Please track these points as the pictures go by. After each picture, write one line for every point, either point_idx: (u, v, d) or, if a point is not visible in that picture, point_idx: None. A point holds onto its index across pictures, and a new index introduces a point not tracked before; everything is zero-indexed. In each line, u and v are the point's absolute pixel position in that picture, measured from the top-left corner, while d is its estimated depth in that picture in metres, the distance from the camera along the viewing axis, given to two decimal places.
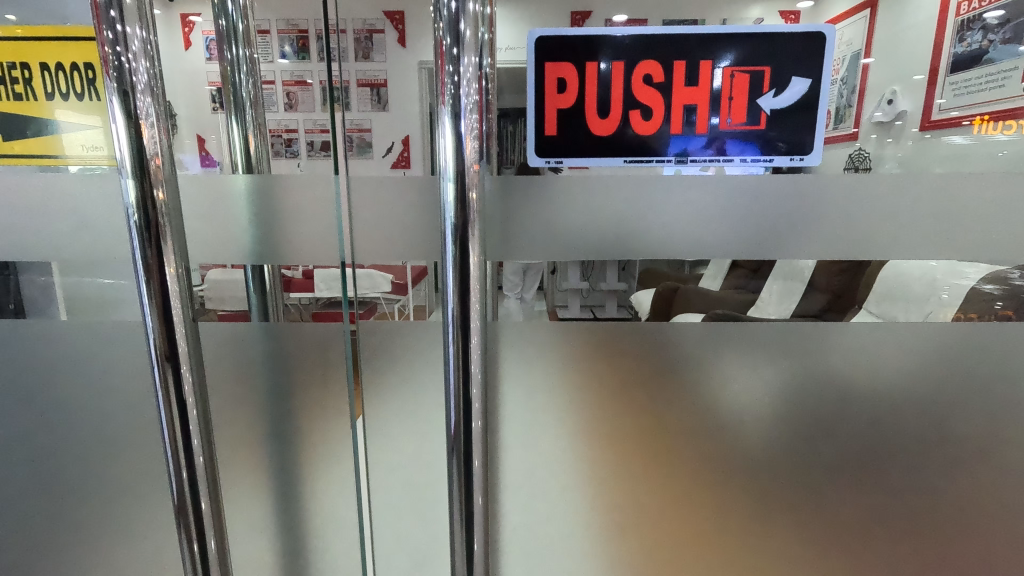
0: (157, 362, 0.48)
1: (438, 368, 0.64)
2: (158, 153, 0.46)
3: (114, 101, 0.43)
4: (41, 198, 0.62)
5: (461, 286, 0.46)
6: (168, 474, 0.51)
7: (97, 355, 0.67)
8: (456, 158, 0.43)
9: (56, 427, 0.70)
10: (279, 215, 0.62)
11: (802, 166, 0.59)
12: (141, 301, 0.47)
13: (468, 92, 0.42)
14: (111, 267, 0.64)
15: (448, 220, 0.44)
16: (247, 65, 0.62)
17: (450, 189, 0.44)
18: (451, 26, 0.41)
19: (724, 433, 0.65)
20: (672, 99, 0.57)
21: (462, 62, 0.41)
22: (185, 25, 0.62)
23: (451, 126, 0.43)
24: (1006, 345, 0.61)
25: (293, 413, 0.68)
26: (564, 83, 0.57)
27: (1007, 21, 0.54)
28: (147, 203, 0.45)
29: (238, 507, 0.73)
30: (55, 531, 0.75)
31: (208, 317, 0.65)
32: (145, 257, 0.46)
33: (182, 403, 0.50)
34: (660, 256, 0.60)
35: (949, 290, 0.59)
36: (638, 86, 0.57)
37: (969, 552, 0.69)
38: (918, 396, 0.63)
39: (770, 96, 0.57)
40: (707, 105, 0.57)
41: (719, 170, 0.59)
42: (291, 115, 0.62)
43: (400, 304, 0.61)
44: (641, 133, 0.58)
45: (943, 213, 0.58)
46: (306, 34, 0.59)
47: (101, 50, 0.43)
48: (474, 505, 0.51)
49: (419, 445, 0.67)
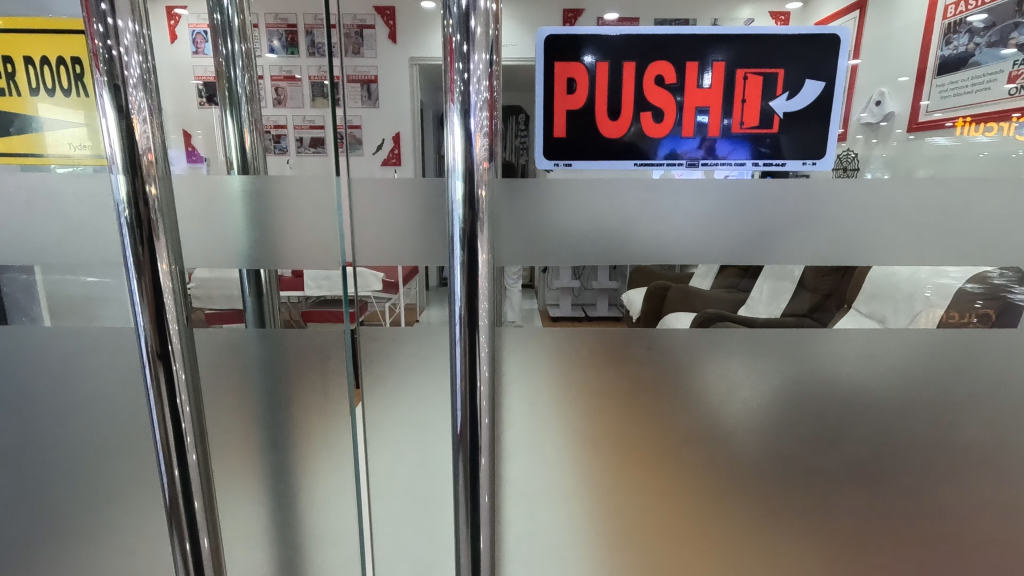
0: (149, 361, 0.47)
1: (432, 367, 0.63)
2: (150, 148, 0.45)
3: (103, 95, 0.42)
4: (24, 196, 0.60)
5: (470, 287, 0.45)
6: (160, 473, 0.50)
7: (83, 356, 0.65)
8: (466, 155, 0.42)
9: (42, 430, 0.69)
10: (273, 212, 0.61)
11: (814, 170, 0.59)
12: (132, 299, 0.46)
13: (477, 89, 0.41)
14: (98, 267, 0.62)
15: (456, 219, 0.44)
16: (242, 60, 0.60)
17: (460, 187, 0.43)
18: (461, 23, 0.40)
19: (729, 433, 0.66)
20: (683, 101, 0.57)
21: (472, 59, 0.41)
22: (171, 18, 0.61)
23: (461, 124, 0.42)
24: (994, 341, 0.62)
25: (287, 416, 0.67)
26: (573, 84, 0.57)
27: (992, 25, 0.55)
28: (139, 198, 0.44)
29: (232, 513, 0.71)
30: (42, 538, 0.73)
31: (195, 317, 0.64)
32: (136, 253, 0.45)
33: (174, 402, 0.49)
34: (658, 254, 0.60)
35: (932, 289, 0.60)
36: (650, 87, 0.56)
37: (961, 545, 0.69)
38: (910, 392, 0.64)
39: (783, 99, 0.57)
40: (720, 107, 0.57)
41: (708, 173, 0.59)
42: (280, 111, 0.61)
43: (390, 303, 0.60)
44: (652, 136, 0.58)
45: (932, 214, 0.59)
46: (295, 29, 0.59)
47: (91, 44, 0.42)
48: (480, 503, 0.50)
49: (416, 445, 0.67)
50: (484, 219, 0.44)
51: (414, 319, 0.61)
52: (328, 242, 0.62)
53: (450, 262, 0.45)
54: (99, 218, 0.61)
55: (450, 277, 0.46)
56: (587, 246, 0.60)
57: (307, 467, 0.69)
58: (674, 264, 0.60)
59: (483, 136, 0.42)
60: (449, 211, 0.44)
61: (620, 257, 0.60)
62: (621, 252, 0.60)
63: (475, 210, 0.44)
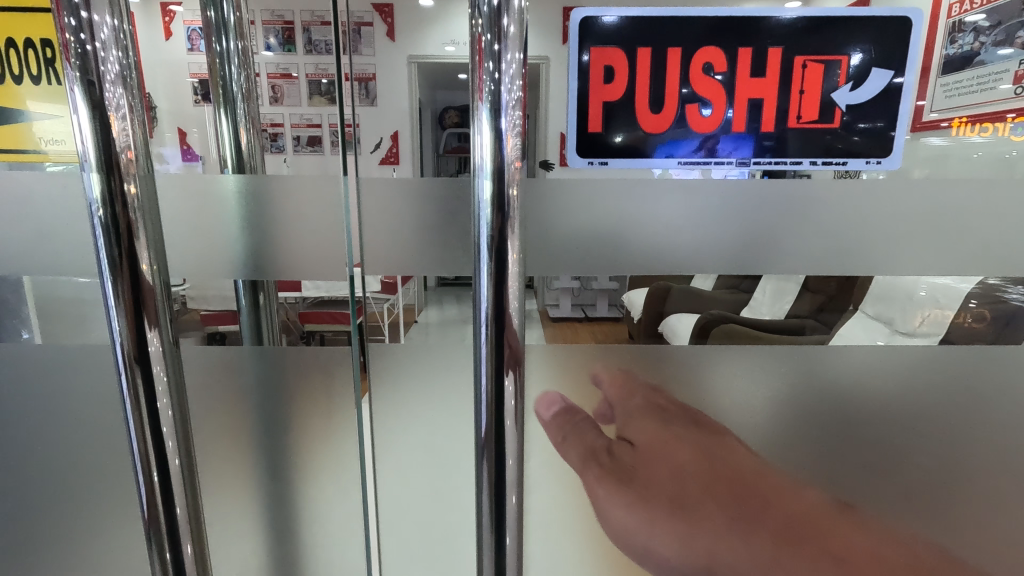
0: (126, 367, 0.46)
1: (435, 373, 0.61)
2: (129, 145, 0.43)
3: (76, 90, 0.40)
4: (14, 195, 0.59)
5: (500, 293, 0.42)
6: (138, 478, 0.48)
7: (74, 359, 0.63)
8: (495, 157, 0.39)
9: (31, 436, 0.66)
10: (271, 212, 0.59)
11: (880, 169, 0.57)
12: (108, 301, 0.44)
13: (509, 89, 0.39)
14: (88, 267, 0.60)
15: (483, 226, 0.41)
16: (239, 57, 0.59)
17: (488, 191, 0.40)
18: (492, 22, 0.38)
19: (752, 433, 0.64)
20: (734, 93, 0.56)
21: (504, 57, 0.38)
22: (164, 13, 0.59)
23: (491, 125, 0.39)
24: (1008, 346, 0.60)
25: (277, 423, 0.65)
26: (612, 74, 0.56)
27: (998, 24, 0.54)
28: (115, 197, 0.42)
29: (222, 522, 0.69)
30: (32, 547, 0.71)
31: (189, 317, 0.62)
32: (112, 255, 0.43)
33: (154, 407, 0.47)
34: (675, 251, 0.59)
35: (926, 287, 0.58)
36: (700, 78, 0.56)
37: (975, 555, 0.68)
38: (924, 399, 0.62)
39: (846, 90, 0.56)
40: (776, 98, 0.56)
41: (705, 172, 0.58)
42: (276, 108, 0.61)
43: (389, 304, 0.58)
44: (699, 130, 0.57)
45: (941, 217, 0.57)
46: (291, 26, 0.58)
47: (62, 37, 0.40)
48: (508, 506, 0.47)
49: (418, 453, 0.64)
50: (512, 226, 0.41)
51: (412, 320, 0.58)
52: (321, 242, 0.60)
53: (479, 268, 0.42)
54: (82, 216, 0.59)
55: (479, 283, 0.42)
56: (584, 246, 0.59)
57: (301, 476, 0.67)
58: (676, 267, 0.59)
59: (513, 137, 0.39)
60: (475, 217, 0.41)
61: (619, 258, 0.59)
62: (619, 252, 0.59)
63: (505, 215, 0.40)
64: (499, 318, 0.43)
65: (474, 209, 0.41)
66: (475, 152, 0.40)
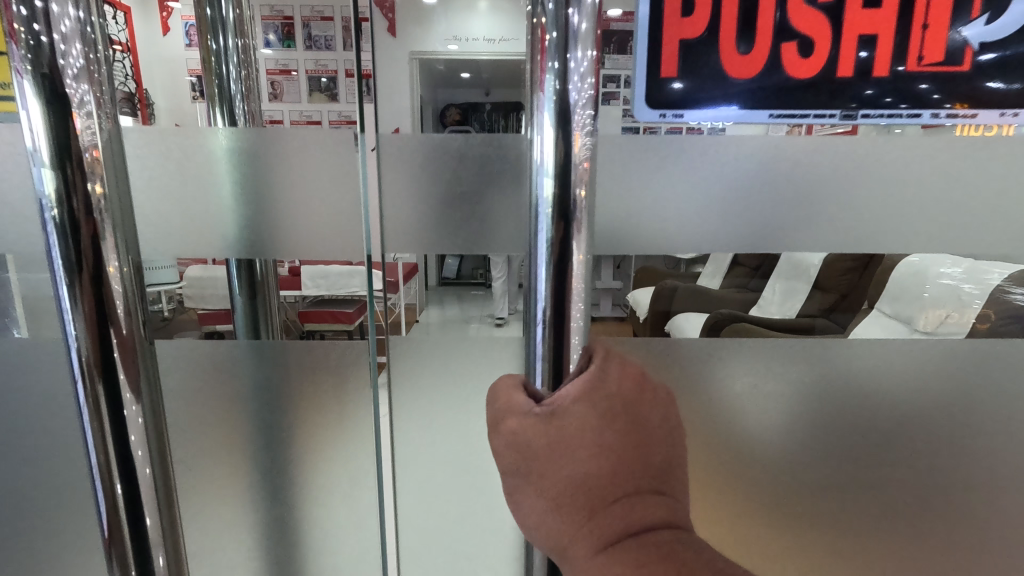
0: (84, 376, 0.40)
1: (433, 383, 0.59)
2: (96, 144, 0.38)
3: (25, 82, 0.35)
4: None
5: (558, 307, 0.36)
6: (97, 502, 0.43)
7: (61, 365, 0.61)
8: (559, 165, 0.35)
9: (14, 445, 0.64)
10: (264, 213, 0.56)
11: (1014, 122, 0.51)
12: (66, 312, 0.39)
13: (578, 87, 0.34)
14: None
15: (542, 238, 0.36)
16: (238, 55, 0.57)
17: (549, 202, 0.35)
18: (560, 11, 0.33)
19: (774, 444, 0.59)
20: (842, 27, 0.49)
21: (574, 54, 0.33)
22: (161, 8, 0.56)
23: (554, 127, 0.34)
24: None
25: (270, 422, 0.61)
26: (691, 6, 0.49)
27: None
28: (71, 198, 0.37)
29: (211, 533, 0.65)
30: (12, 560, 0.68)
31: (186, 316, 0.61)
32: (70, 258, 0.38)
33: (123, 435, 0.42)
34: (704, 241, 0.55)
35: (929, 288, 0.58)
36: (802, 10, 0.48)
37: None
38: (951, 420, 0.58)
39: (981, 23, 0.48)
40: (893, 35, 0.49)
41: (734, 131, 0.52)
42: (275, 105, 0.59)
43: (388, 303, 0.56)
44: (797, 75, 0.50)
45: (977, 208, 0.54)
46: (291, 22, 0.60)
47: (9, 24, 0.35)
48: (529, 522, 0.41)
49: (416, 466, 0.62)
50: (573, 238, 0.36)
51: (414, 319, 0.60)
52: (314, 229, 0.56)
53: (535, 283, 0.37)
54: None
55: (535, 297, 0.37)
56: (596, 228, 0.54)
57: (296, 481, 0.63)
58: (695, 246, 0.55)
59: (579, 141, 0.35)
60: (532, 229, 0.36)
61: (637, 240, 0.55)
62: (628, 236, 0.54)
63: (568, 228, 0.36)
64: (558, 329, 0.37)
65: (532, 220, 0.36)
66: (534, 156, 0.35)
